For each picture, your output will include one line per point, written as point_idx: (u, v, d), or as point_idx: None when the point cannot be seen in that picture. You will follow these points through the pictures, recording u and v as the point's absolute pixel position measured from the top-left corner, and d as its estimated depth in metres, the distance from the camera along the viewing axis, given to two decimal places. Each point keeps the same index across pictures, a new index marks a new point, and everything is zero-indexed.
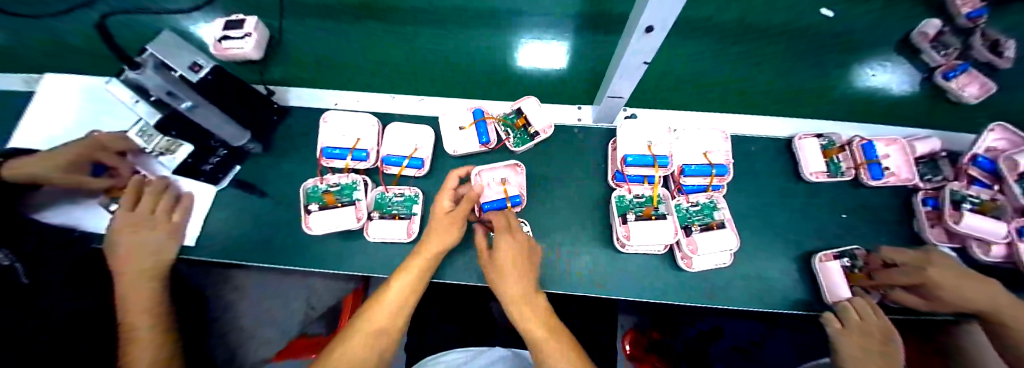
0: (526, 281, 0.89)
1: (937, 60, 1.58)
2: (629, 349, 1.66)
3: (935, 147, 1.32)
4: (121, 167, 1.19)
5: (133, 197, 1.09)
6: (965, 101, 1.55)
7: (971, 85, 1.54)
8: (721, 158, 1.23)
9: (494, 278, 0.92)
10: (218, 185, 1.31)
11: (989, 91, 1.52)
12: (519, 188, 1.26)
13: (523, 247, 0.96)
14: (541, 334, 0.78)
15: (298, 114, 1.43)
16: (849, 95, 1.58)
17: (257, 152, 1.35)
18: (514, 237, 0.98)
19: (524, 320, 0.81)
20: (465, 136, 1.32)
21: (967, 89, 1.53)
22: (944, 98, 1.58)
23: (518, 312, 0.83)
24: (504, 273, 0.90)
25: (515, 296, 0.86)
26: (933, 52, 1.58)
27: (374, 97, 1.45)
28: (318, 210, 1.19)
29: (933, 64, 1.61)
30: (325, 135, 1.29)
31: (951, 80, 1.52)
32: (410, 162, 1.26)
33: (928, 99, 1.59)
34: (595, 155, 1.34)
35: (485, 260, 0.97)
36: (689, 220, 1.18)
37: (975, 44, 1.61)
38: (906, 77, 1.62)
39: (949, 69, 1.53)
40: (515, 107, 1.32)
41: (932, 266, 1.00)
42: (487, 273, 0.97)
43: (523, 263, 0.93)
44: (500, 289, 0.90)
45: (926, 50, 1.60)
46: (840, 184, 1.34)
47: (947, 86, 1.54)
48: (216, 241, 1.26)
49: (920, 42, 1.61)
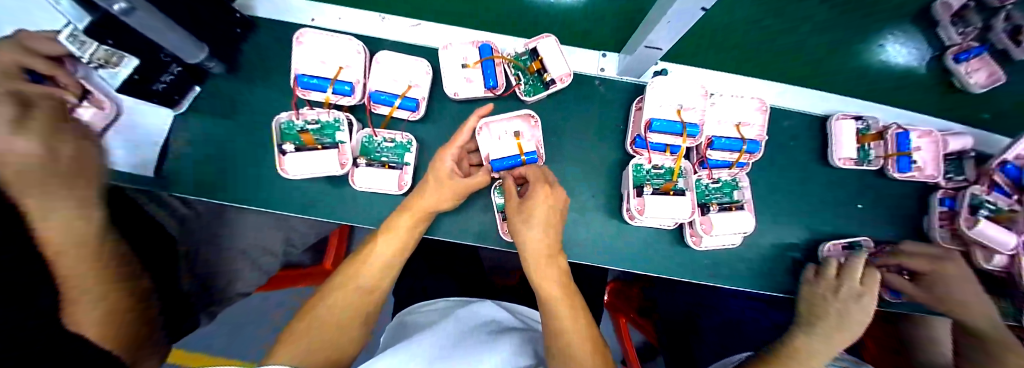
0: (550, 239, 0.86)
1: (954, 39, 1.24)
2: (608, 299, 1.76)
3: (967, 145, 1.23)
4: (59, 75, 0.85)
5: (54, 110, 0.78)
6: (968, 88, 1.29)
7: (981, 71, 1.26)
8: (753, 133, 1.12)
9: (516, 224, 0.88)
10: (176, 109, 1.11)
11: (996, 81, 1.25)
12: (536, 143, 1.12)
13: (559, 205, 0.89)
14: (556, 293, 0.81)
15: (267, 31, 1.18)
16: (861, 79, 1.28)
17: (219, 72, 1.13)
18: (547, 192, 0.88)
19: (544, 284, 0.82)
20: (468, 77, 1.13)
21: (975, 75, 1.26)
22: (944, 82, 1.32)
23: (537, 268, 0.84)
24: (533, 219, 0.86)
25: (540, 261, 0.85)
26: (952, 30, 1.22)
27: (360, 15, 1.19)
28: (294, 151, 1.04)
29: (947, 42, 1.26)
30: (298, 59, 1.07)
31: (961, 63, 1.25)
32: (403, 103, 1.09)
33: (930, 85, 1.32)
34: (614, 116, 1.19)
35: (514, 206, 0.90)
36: (706, 197, 1.11)
37: (997, 27, 1.24)
38: (916, 58, 1.28)
39: (963, 50, 1.23)
40: (531, 47, 1.13)
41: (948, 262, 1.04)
42: (511, 215, 0.91)
43: (553, 219, 0.88)
44: (522, 238, 0.86)
45: (946, 23, 1.22)
46: (863, 173, 1.27)
47: (954, 70, 1.28)
48: (178, 174, 1.11)
49: (940, 15, 1.22)
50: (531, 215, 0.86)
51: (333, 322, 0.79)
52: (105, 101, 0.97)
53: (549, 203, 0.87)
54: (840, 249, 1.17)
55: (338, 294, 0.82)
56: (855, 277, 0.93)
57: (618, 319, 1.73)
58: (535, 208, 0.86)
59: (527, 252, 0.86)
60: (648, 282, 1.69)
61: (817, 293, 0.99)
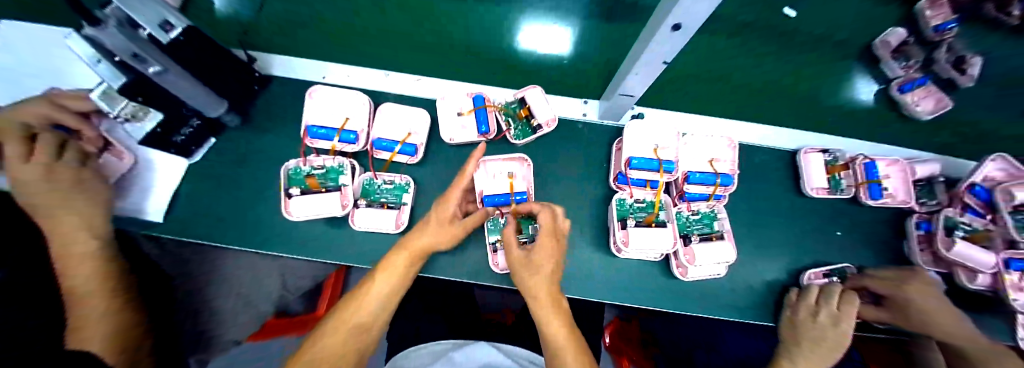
0: (552, 279, 0.89)
1: (896, 71, 1.41)
2: (610, 342, 1.62)
3: (933, 171, 1.30)
4: (86, 130, 0.96)
5: (57, 142, 0.88)
6: (917, 116, 1.42)
7: (927, 99, 1.41)
8: (726, 167, 1.21)
9: (521, 273, 0.89)
10: (190, 158, 1.18)
11: (943, 108, 1.40)
12: (526, 183, 1.19)
13: (559, 252, 0.93)
14: (562, 335, 0.79)
15: (283, 87, 1.32)
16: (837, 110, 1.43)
17: (234, 124, 1.24)
18: (550, 241, 0.92)
19: (551, 329, 0.80)
20: (463, 124, 1.25)
21: (921, 103, 1.41)
22: (896, 112, 1.45)
23: (541, 312, 0.83)
24: (540, 267, 0.88)
25: (540, 298, 0.85)
26: (893, 64, 1.40)
27: (366, 73, 1.33)
28: (299, 194, 1.11)
29: (890, 75, 1.44)
30: (309, 111, 1.19)
31: (906, 93, 1.40)
32: (403, 148, 1.18)
33: (881, 114, 1.46)
34: (597, 154, 1.29)
35: (516, 253, 0.92)
36: (688, 228, 1.17)
37: (939, 59, 1.45)
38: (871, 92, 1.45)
39: (908, 80, 1.40)
40: (519, 97, 1.25)
41: (910, 282, 1.08)
42: (513, 267, 0.93)
43: (556, 266, 0.92)
44: (525, 286, 0.88)
45: (886, 59, 1.42)
46: (838, 201, 1.34)
47: (903, 100, 1.42)
48: (182, 218, 1.16)
49: (881, 51, 1.42)
50: (539, 265, 0.89)
51: (325, 356, 0.79)
52: (125, 152, 1.08)
53: (552, 251, 0.91)
54: (821, 277, 1.20)
55: (328, 339, 0.82)
56: (834, 299, 0.96)
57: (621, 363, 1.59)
58: (542, 261, 0.89)
59: (529, 292, 0.86)
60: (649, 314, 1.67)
61: (798, 318, 1.01)
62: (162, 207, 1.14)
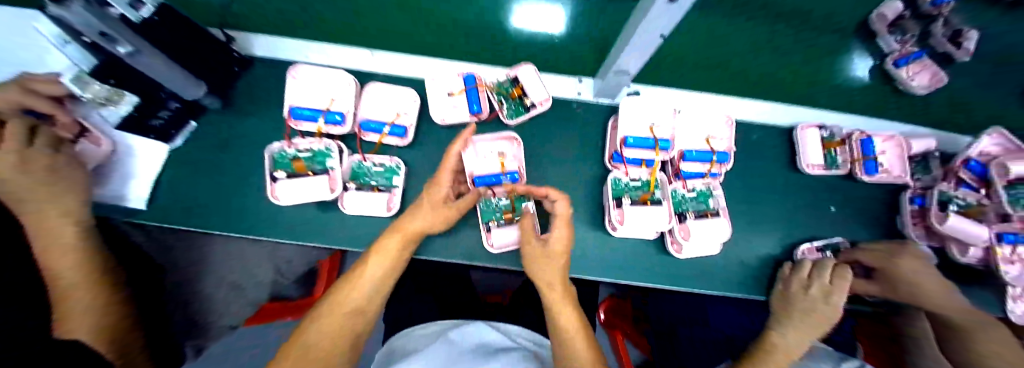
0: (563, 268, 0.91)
1: (892, 46, 1.38)
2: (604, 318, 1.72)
3: (930, 146, 1.31)
4: (61, 115, 0.91)
5: (27, 127, 0.82)
6: (912, 91, 1.40)
7: (923, 74, 1.38)
8: (723, 145, 1.20)
9: (536, 263, 0.91)
10: (171, 144, 1.14)
11: (940, 83, 1.37)
12: (517, 162, 1.18)
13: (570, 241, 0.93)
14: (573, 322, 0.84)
15: (265, 68, 1.26)
16: (834, 89, 1.41)
17: (214, 108, 1.18)
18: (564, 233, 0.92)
19: (564, 318, 0.85)
20: (454, 104, 1.21)
21: (917, 78, 1.37)
22: (892, 86, 1.43)
23: (554, 300, 0.87)
24: (555, 258, 0.90)
25: (555, 288, 0.88)
26: (890, 38, 1.36)
27: (353, 52, 1.28)
28: (285, 178, 1.08)
29: (886, 50, 1.40)
30: (293, 92, 1.14)
31: (901, 67, 1.37)
32: (392, 130, 1.15)
33: (878, 90, 1.43)
34: (592, 134, 1.27)
35: (534, 243, 0.94)
36: (684, 206, 1.15)
37: (936, 32, 1.40)
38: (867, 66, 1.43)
39: (904, 55, 1.36)
40: (513, 76, 1.22)
41: (898, 257, 1.10)
42: (529, 255, 0.95)
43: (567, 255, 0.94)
44: (539, 274, 0.90)
45: (884, 34, 1.37)
46: (833, 178, 1.33)
47: (898, 75, 1.39)
48: (168, 205, 1.13)
49: (878, 26, 1.36)
50: (554, 256, 0.90)
51: (324, 344, 0.79)
52: (102, 138, 1.03)
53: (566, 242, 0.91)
54: (814, 252, 1.21)
55: (325, 322, 0.82)
56: (826, 273, 0.97)
57: (614, 335, 1.68)
58: (557, 251, 0.90)
59: (545, 283, 0.89)
60: (642, 293, 1.72)
61: (789, 291, 1.01)
62: (146, 194, 1.11)
